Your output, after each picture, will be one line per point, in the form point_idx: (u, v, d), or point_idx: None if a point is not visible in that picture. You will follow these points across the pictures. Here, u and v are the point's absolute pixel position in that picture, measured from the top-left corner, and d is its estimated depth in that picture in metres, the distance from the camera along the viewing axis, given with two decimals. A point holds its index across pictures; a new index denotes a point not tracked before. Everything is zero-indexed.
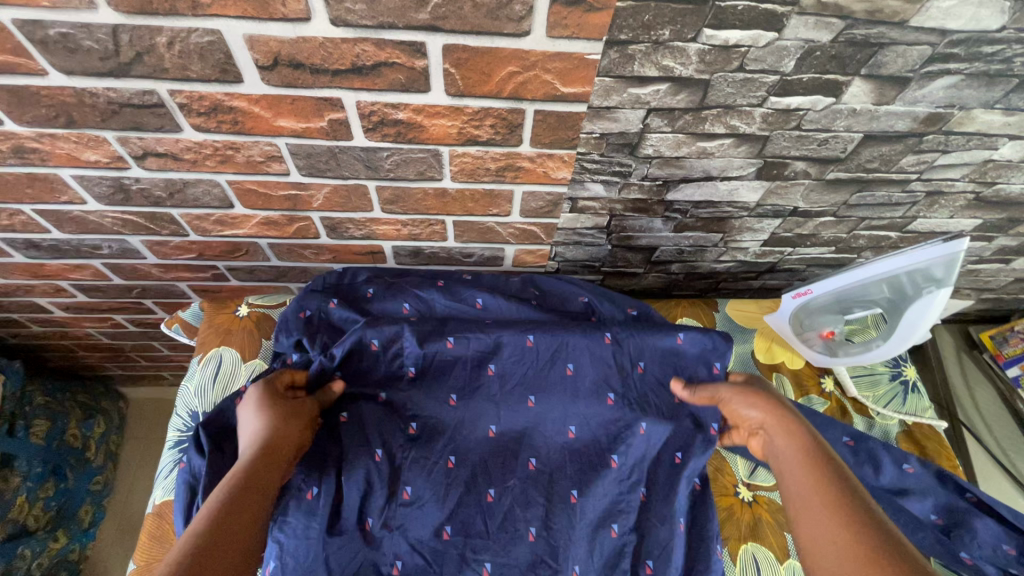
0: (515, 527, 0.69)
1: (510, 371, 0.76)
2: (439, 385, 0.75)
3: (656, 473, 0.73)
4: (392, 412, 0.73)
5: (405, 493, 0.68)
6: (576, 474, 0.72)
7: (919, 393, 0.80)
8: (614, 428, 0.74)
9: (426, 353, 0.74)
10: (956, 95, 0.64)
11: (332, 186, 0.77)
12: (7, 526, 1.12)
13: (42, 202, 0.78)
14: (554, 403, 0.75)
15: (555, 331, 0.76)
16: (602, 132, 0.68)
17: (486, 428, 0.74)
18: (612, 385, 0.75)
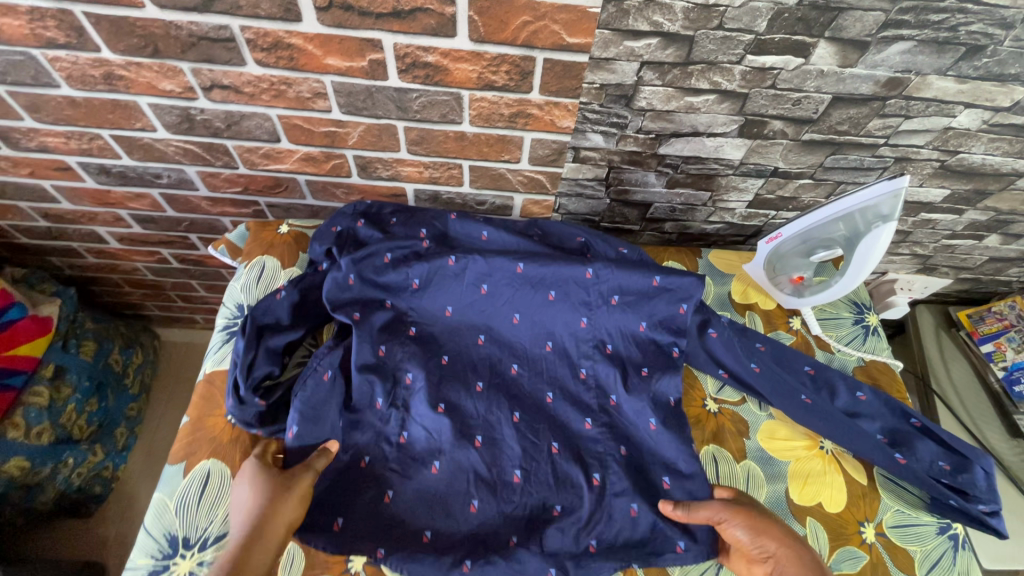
0: (498, 416, 0.79)
1: (500, 289, 0.84)
2: (438, 298, 0.85)
3: (628, 378, 0.82)
4: (395, 319, 0.83)
5: (408, 379, 0.79)
6: (556, 379, 0.84)
7: (878, 336, 0.90)
8: (585, 346, 0.85)
9: (430, 267, 0.83)
10: (911, 61, 0.74)
11: (366, 125, 0.88)
12: (57, 430, 1.25)
13: (120, 128, 0.91)
14: (536, 321, 0.85)
15: (545, 258, 0.83)
16: (602, 83, 0.79)
17: (475, 337, 0.85)
18: (584, 309, 0.84)
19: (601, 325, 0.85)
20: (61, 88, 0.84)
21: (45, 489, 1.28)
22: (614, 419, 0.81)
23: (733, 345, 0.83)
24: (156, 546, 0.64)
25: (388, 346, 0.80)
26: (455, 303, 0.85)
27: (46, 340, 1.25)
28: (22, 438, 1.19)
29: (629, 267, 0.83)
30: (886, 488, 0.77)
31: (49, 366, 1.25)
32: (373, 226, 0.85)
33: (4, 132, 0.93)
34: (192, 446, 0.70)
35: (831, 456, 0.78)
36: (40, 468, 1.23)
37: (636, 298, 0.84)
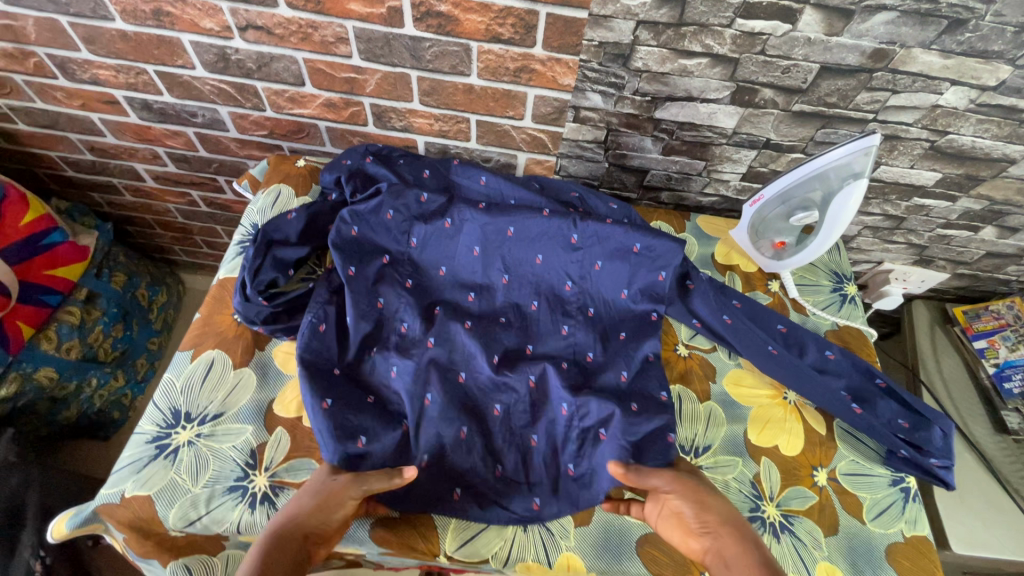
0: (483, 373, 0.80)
1: (492, 249, 0.87)
2: (435, 254, 0.87)
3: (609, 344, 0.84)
4: (393, 268, 0.86)
5: (403, 327, 0.81)
6: (539, 335, 0.85)
7: (855, 304, 0.93)
8: (569, 310, 0.87)
9: (429, 227, 0.87)
10: (895, 32, 0.78)
11: (383, 73, 0.96)
12: (84, 349, 1.36)
13: (163, 64, 1.00)
14: (523, 280, 0.88)
15: (535, 221, 0.86)
16: (600, 41, 0.85)
17: (465, 296, 0.86)
18: (570, 274, 0.87)
19: (585, 291, 0.87)
20: (115, 22, 0.93)
21: (69, 405, 1.38)
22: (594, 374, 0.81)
23: (709, 297, 0.86)
24: (161, 416, 0.72)
25: (384, 298, 0.82)
26: (448, 262, 0.87)
27: (82, 266, 1.34)
28: (54, 350, 1.29)
29: (615, 228, 0.85)
30: (843, 440, 0.80)
31: (83, 290, 1.35)
32: (381, 166, 0.90)
33: (63, 62, 1.03)
34: (201, 337, 0.78)
35: (793, 406, 0.82)
36: (67, 382, 1.33)
37: (615, 261, 0.86)
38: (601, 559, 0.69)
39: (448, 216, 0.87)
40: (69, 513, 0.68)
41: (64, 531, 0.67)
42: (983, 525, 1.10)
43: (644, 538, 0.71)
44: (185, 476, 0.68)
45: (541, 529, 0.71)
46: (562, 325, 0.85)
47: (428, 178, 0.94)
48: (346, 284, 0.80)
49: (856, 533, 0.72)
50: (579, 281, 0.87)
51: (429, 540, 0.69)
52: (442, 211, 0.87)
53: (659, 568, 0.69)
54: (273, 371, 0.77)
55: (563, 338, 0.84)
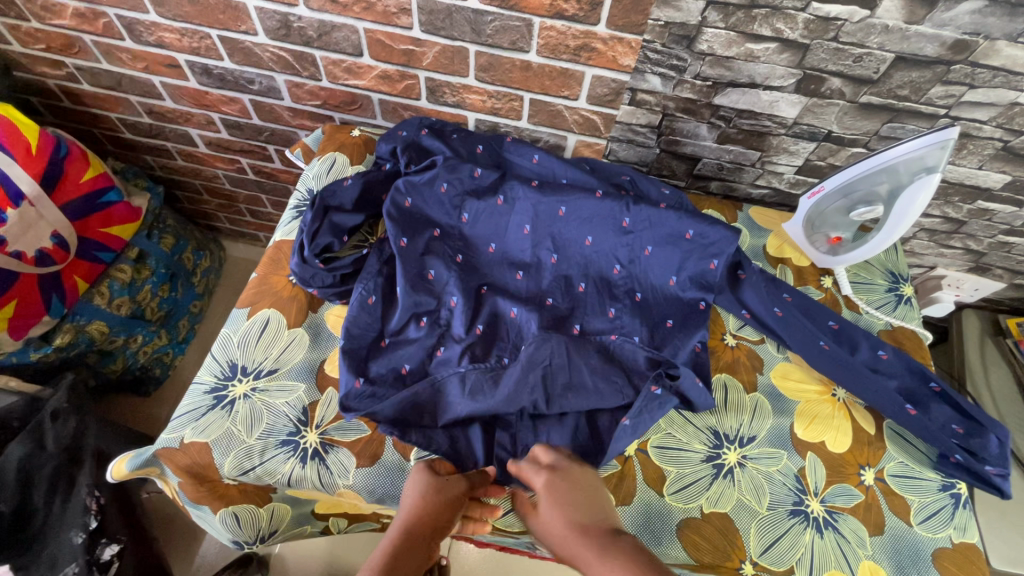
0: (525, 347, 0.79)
1: (542, 228, 0.86)
2: (485, 231, 0.87)
3: (663, 336, 0.82)
4: (443, 243, 0.86)
5: (451, 301, 0.81)
6: (585, 315, 0.83)
7: (911, 305, 0.91)
8: (617, 293, 0.85)
9: (481, 203, 0.87)
10: (981, 22, 0.75)
11: (442, 46, 0.96)
12: (133, 305, 1.40)
13: (227, 29, 1.02)
14: (572, 260, 0.87)
15: (587, 202, 0.85)
16: (667, 21, 0.83)
17: (513, 274, 0.86)
18: (619, 257, 0.86)
19: (634, 275, 0.86)
20: None
21: (116, 359, 1.43)
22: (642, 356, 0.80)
23: (761, 289, 0.84)
24: (219, 368, 0.74)
25: (437, 271, 0.82)
26: (497, 238, 0.87)
27: (134, 226, 1.38)
28: (106, 305, 1.34)
29: (668, 213, 0.83)
30: (893, 442, 0.78)
31: (134, 249, 1.40)
32: (436, 138, 0.90)
33: (131, 24, 1.06)
34: (257, 296, 0.81)
35: (842, 403, 0.80)
36: (116, 336, 1.38)
37: (668, 247, 0.85)
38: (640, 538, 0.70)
39: (500, 192, 0.87)
40: (129, 455, 0.71)
41: (125, 471, 0.70)
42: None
43: (684, 522, 0.71)
44: (240, 427, 0.70)
45: None
46: (609, 308, 0.84)
47: (481, 153, 0.94)
48: (397, 256, 0.80)
49: (902, 534, 0.71)
50: (628, 264, 0.86)
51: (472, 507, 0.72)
52: (494, 187, 0.87)
53: (700, 553, 0.69)
54: (326, 332, 0.79)
55: (609, 321, 0.83)
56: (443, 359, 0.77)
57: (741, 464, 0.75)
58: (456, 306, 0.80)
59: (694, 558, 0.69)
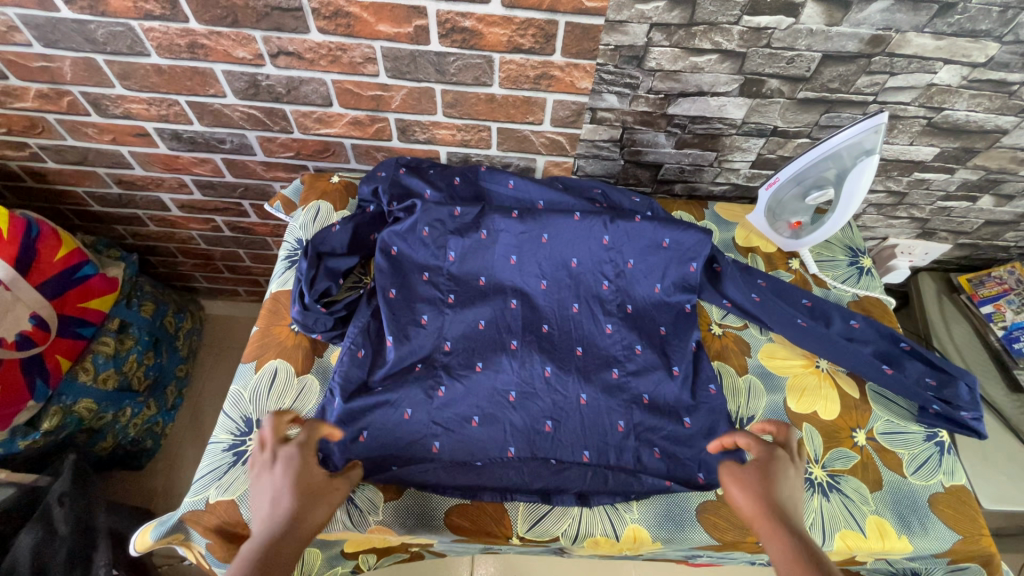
0: (533, 368, 0.82)
1: (527, 256, 0.91)
2: (474, 264, 0.91)
3: (665, 347, 0.86)
4: (432, 286, 0.89)
5: (447, 345, 0.84)
6: (586, 335, 0.87)
7: (872, 275, 0.98)
8: (610, 306, 0.90)
9: (465, 242, 0.90)
10: (891, 19, 0.84)
11: (408, 89, 1.00)
12: (120, 378, 1.38)
13: (195, 95, 1.05)
14: (560, 285, 0.91)
15: (567, 224, 0.90)
16: (616, 45, 0.91)
17: (509, 301, 0.89)
18: (606, 273, 0.91)
19: (622, 289, 0.91)
20: (150, 57, 0.98)
21: (106, 437, 1.40)
22: (643, 366, 0.83)
23: (737, 279, 0.90)
24: (234, 424, 0.75)
25: (430, 315, 0.85)
26: (488, 271, 0.91)
27: (113, 297, 1.37)
28: (92, 381, 1.31)
29: (644, 225, 0.89)
30: (877, 402, 0.85)
31: (115, 320, 1.38)
32: (414, 177, 0.94)
33: (97, 99, 1.07)
34: (261, 348, 0.81)
35: (826, 373, 0.87)
36: (105, 412, 1.35)
37: (647, 258, 0.90)
38: (665, 527, 0.75)
39: (482, 227, 0.91)
40: (152, 525, 0.71)
41: (149, 541, 0.70)
42: (1008, 480, 1.15)
43: (702, 506, 0.77)
44: None
45: (603, 505, 0.77)
46: (605, 324, 0.88)
47: (459, 184, 0.99)
48: (386, 308, 0.83)
49: (899, 486, 0.77)
50: (615, 279, 0.91)
51: (502, 523, 0.76)
52: (476, 224, 0.91)
53: (722, 533, 0.75)
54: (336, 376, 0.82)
55: (608, 337, 0.86)
56: (453, 395, 0.78)
57: None
58: (452, 351, 0.83)
59: (716, 538, 0.75)
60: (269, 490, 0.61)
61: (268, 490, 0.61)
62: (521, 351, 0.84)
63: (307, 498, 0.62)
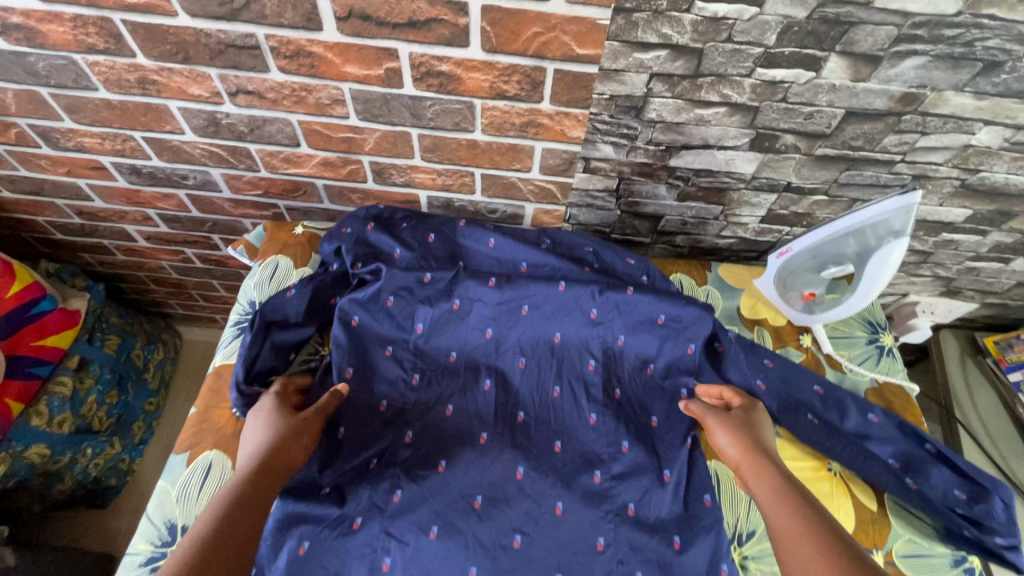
0: (503, 468, 0.73)
1: (505, 331, 0.83)
2: (445, 339, 0.83)
3: (655, 444, 0.77)
4: (397, 362, 0.81)
5: (407, 436, 0.76)
6: (566, 427, 0.78)
7: (893, 357, 0.88)
8: (596, 391, 0.81)
9: (435, 312, 0.83)
10: (926, 76, 0.73)
11: (382, 132, 0.91)
12: (77, 420, 1.29)
13: (151, 130, 0.95)
14: (540, 363, 0.83)
15: (550, 295, 0.82)
16: (612, 94, 0.80)
17: (482, 382, 0.81)
18: (592, 352, 0.83)
19: (609, 369, 0.83)
20: (98, 91, 0.88)
21: (63, 478, 1.32)
22: (631, 468, 0.74)
23: (739, 362, 0.81)
24: (155, 532, 0.66)
25: (390, 400, 0.78)
26: (460, 346, 0.83)
27: (73, 333, 1.28)
28: (45, 425, 1.22)
29: (639, 299, 0.81)
30: (896, 515, 0.75)
31: (74, 357, 1.29)
32: (384, 233, 0.86)
33: (45, 132, 0.98)
34: (195, 436, 0.73)
35: (839, 479, 0.77)
36: (60, 456, 1.27)
37: (639, 334, 0.82)
38: None
39: (454, 296, 0.83)
40: None
41: None
42: None
43: None
44: None
45: None
46: (589, 414, 0.79)
47: (434, 242, 0.89)
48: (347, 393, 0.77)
49: None
50: (603, 357, 0.83)
51: None
52: (448, 292, 0.83)
53: None
54: None
55: (591, 430, 0.77)
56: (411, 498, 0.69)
57: (743, 566, 0.71)
58: (413, 443, 0.76)
59: None
60: (259, 428, 0.70)
61: (259, 428, 0.70)
62: (491, 446, 0.75)
63: (287, 435, 0.69)
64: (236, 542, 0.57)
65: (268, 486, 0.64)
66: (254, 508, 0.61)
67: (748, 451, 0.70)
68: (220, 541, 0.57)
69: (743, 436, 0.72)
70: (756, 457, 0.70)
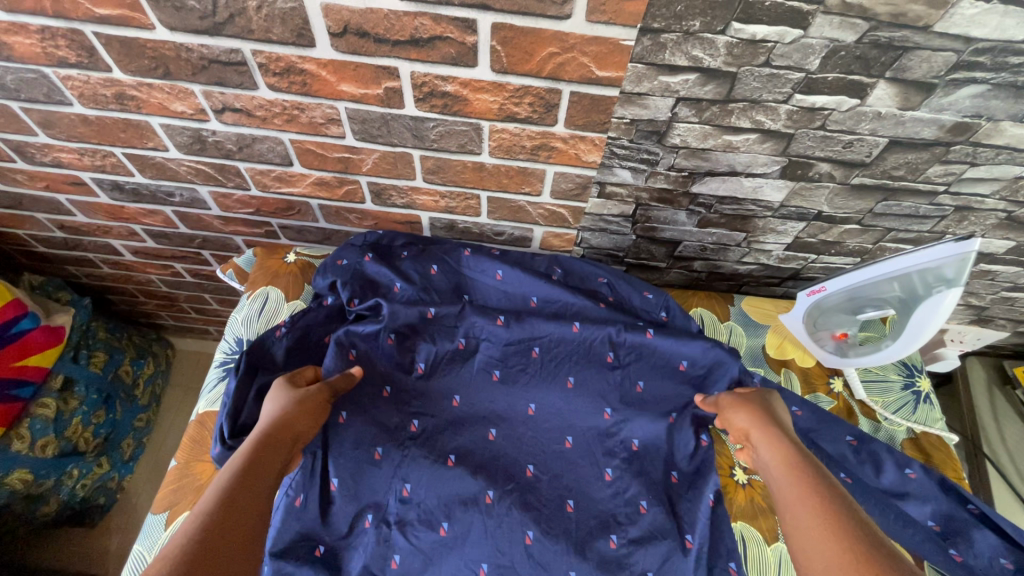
0: (512, 532, 0.68)
1: (513, 374, 0.79)
2: (447, 382, 0.79)
3: (674, 502, 0.73)
4: (394, 403, 0.76)
5: (405, 490, 0.71)
6: (578, 484, 0.73)
7: (931, 404, 0.81)
8: (614, 441, 0.76)
9: (437, 350, 0.79)
10: (982, 105, 0.66)
11: (381, 153, 0.84)
12: (62, 443, 1.23)
13: (132, 147, 0.88)
14: (552, 409, 0.78)
15: (561, 335, 0.79)
16: (633, 118, 0.73)
17: (486, 431, 0.76)
18: (608, 399, 0.77)
19: (628, 419, 0.76)
20: (73, 106, 0.81)
21: (48, 501, 1.27)
22: (649, 532, 0.70)
23: None
24: None
25: (385, 448, 0.72)
26: (463, 391, 0.78)
27: (57, 351, 1.22)
28: (28, 450, 1.16)
29: (661, 343, 0.78)
30: None
31: (58, 377, 1.22)
32: (382, 265, 0.81)
33: (19, 146, 0.91)
34: (177, 494, 0.73)
35: None
36: (43, 479, 1.22)
37: (657, 378, 0.79)
38: None
39: (460, 336, 0.79)
40: None
41: None
42: None
43: None
44: None
45: None
46: (604, 469, 0.74)
47: (437, 275, 0.84)
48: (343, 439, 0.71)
49: None
50: (620, 406, 0.77)
51: None
52: (451, 331, 0.80)
53: None
54: None
55: (607, 486, 0.73)
56: (413, 563, 0.67)
57: None
58: (411, 500, 0.70)
59: None
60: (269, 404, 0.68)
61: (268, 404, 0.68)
62: (500, 504, 0.70)
63: (292, 411, 0.67)
64: (243, 510, 0.55)
65: (271, 460, 0.62)
66: (257, 476, 0.59)
67: (758, 431, 0.69)
68: (227, 508, 0.54)
69: (754, 418, 0.70)
70: (766, 437, 0.68)
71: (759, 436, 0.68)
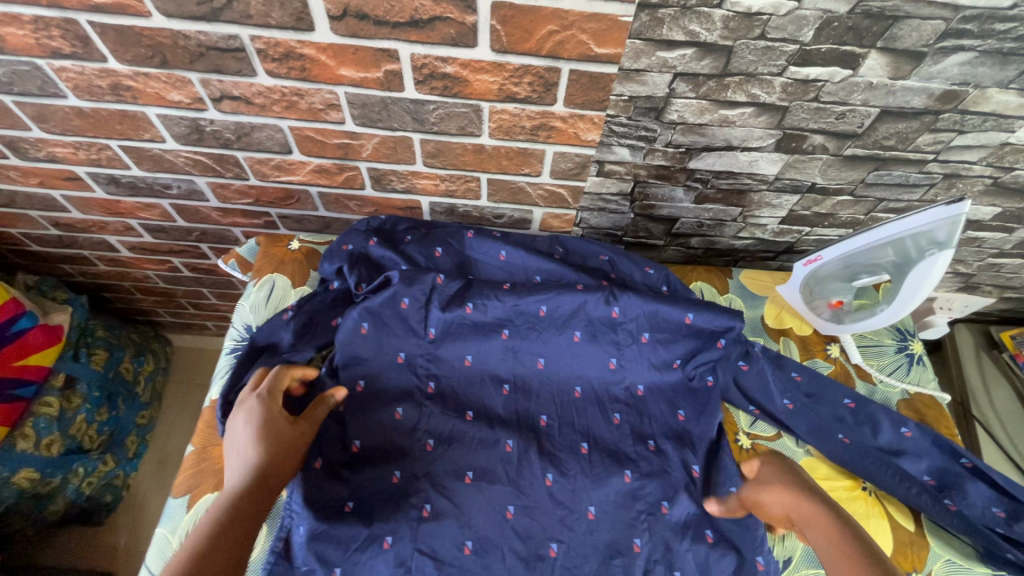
0: (533, 475, 0.72)
1: (522, 333, 0.81)
2: (458, 344, 0.80)
3: (682, 440, 0.78)
4: (410, 370, 0.79)
5: (427, 444, 0.74)
6: (589, 428, 0.78)
7: (924, 366, 0.85)
8: (615, 390, 0.81)
9: (447, 316, 0.79)
10: (970, 73, 0.68)
11: (381, 137, 0.84)
12: (66, 441, 1.23)
13: (128, 139, 0.88)
14: (560, 363, 0.81)
15: (568, 296, 0.79)
16: (631, 95, 0.74)
17: (498, 389, 0.80)
18: (611, 351, 0.81)
19: (628, 369, 0.81)
20: (67, 99, 0.81)
21: (56, 499, 1.26)
22: (657, 468, 0.74)
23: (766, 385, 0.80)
24: None
25: (404, 407, 0.76)
26: (475, 350, 0.80)
27: (58, 349, 1.21)
28: (33, 448, 1.17)
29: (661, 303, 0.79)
30: (933, 535, 0.73)
31: (59, 376, 1.22)
32: (386, 247, 0.82)
33: (12, 141, 0.90)
34: (195, 478, 0.74)
35: (875, 499, 0.75)
36: (50, 478, 1.22)
37: (662, 330, 0.80)
38: None
39: (468, 300, 0.79)
40: None
41: None
42: None
43: None
44: None
45: None
46: (611, 414, 0.79)
47: (441, 257, 0.85)
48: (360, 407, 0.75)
49: None
50: (622, 356, 0.81)
51: None
52: (460, 297, 0.79)
53: None
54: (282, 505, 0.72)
55: (614, 429, 0.78)
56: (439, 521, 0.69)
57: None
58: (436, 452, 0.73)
59: None
60: (247, 429, 0.67)
61: (246, 429, 0.67)
62: (517, 453, 0.74)
63: (274, 439, 0.66)
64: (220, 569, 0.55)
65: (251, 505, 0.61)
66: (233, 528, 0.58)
67: (797, 506, 0.66)
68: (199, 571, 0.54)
69: (791, 491, 0.67)
70: (807, 512, 0.65)
71: (801, 513, 0.65)
